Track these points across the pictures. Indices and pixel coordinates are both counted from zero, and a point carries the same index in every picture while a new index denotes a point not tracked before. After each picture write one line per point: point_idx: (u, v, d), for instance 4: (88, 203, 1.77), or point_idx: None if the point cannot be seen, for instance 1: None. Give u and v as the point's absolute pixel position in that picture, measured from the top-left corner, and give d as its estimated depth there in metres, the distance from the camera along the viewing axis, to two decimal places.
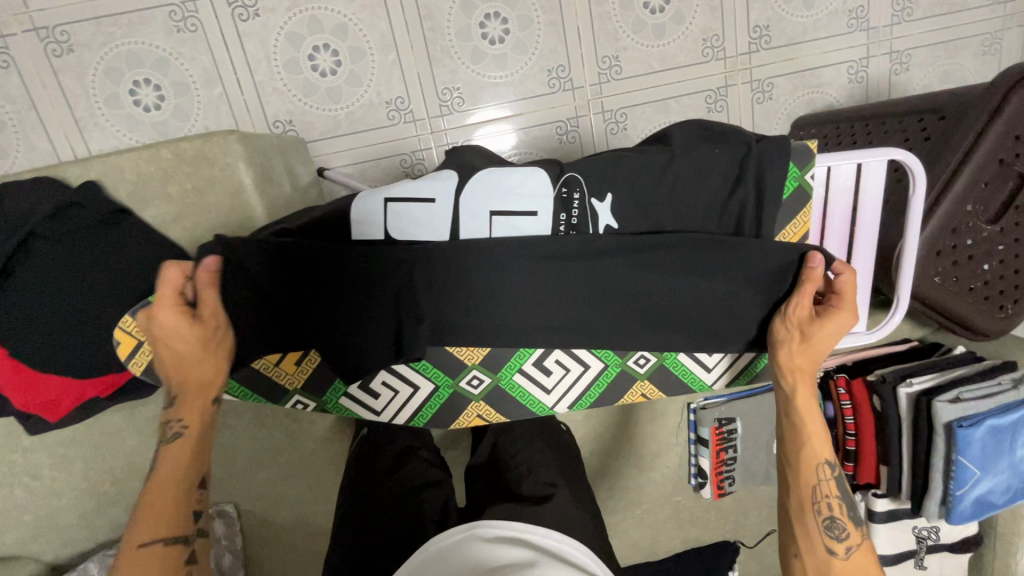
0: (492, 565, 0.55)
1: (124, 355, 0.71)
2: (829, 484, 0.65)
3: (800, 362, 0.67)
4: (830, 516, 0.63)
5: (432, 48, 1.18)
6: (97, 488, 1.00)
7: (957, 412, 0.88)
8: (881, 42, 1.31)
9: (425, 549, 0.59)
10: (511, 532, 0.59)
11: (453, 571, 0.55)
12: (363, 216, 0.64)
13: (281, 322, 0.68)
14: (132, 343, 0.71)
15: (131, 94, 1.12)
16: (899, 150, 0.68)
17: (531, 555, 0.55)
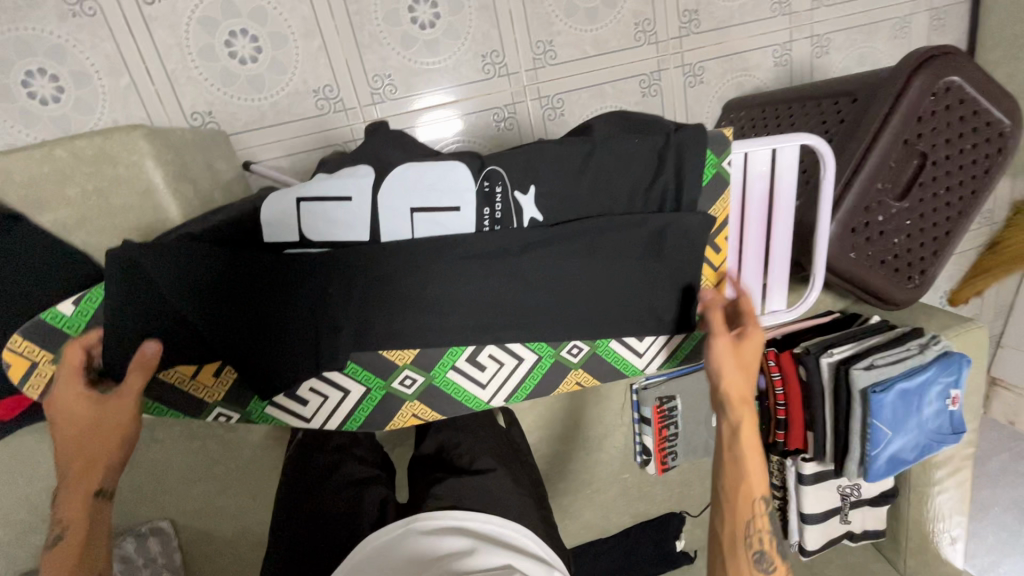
0: (433, 559, 0.54)
1: (16, 378, 0.67)
2: (760, 517, 0.67)
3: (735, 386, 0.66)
4: (762, 550, 0.65)
5: (359, 34, 1.14)
6: (13, 516, 0.93)
7: (871, 378, 0.94)
8: (803, 26, 1.36)
9: (359, 549, 0.57)
10: (450, 520, 0.58)
11: (391, 568, 0.54)
12: (277, 218, 0.62)
13: (189, 335, 0.64)
14: (24, 365, 0.66)
15: (23, 85, 1.02)
16: (811, 134, 0.70)
17: (471, 543, 0.55)
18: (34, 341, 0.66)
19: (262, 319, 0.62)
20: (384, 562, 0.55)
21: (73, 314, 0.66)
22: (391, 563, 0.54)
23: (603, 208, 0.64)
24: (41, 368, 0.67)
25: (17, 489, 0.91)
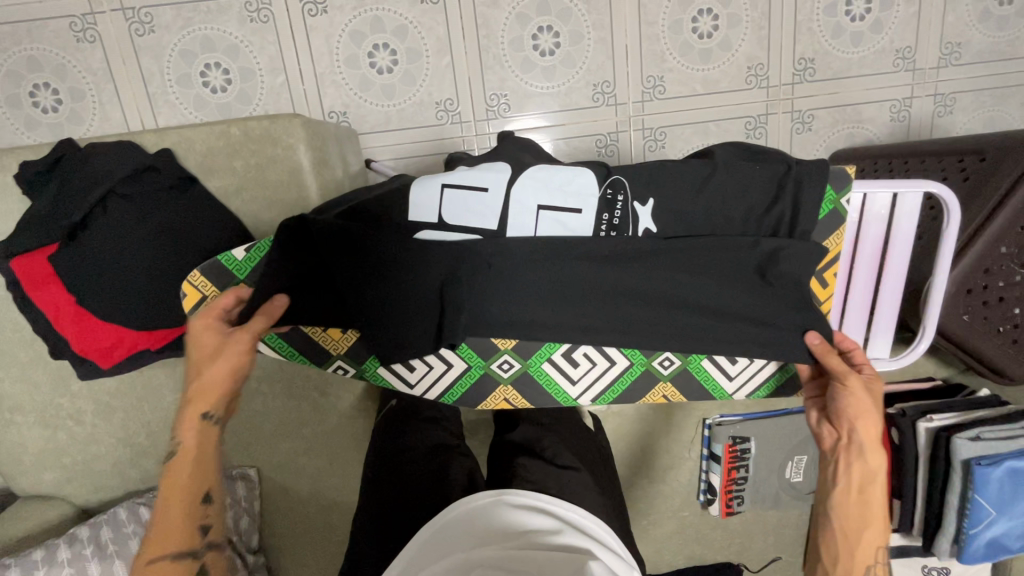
0: (521, 531, 0.59)
1: (188, 308, 0.77)
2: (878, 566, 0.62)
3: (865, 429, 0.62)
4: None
5: (485, 55, 1.24)
6: (131, 439, 1.05)
7: (977, 451, 0.88)
8: (926, 84, 1.32)
9: (454, 508, 0.64)
10: (538, 501, 0.63)
11: (481, 528, 0.60)
12: (420, 201, 0.70)
13: (329, 296, 0.74)
14: (196, 297, 0.77)
15: (201, 75, 1.20)
16: (940, 184, 0.69)
17: (556, 524, 0.60)
18: (209, 277, 0.77)
19: (390, 287, 0.68)
20: (476, 524, 0.61)
21: (243, 259, 0.77)
22: (482, 526, 0.61)
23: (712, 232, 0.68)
24: (209, 302, 0.77)
25: (140, 415, 1.04)
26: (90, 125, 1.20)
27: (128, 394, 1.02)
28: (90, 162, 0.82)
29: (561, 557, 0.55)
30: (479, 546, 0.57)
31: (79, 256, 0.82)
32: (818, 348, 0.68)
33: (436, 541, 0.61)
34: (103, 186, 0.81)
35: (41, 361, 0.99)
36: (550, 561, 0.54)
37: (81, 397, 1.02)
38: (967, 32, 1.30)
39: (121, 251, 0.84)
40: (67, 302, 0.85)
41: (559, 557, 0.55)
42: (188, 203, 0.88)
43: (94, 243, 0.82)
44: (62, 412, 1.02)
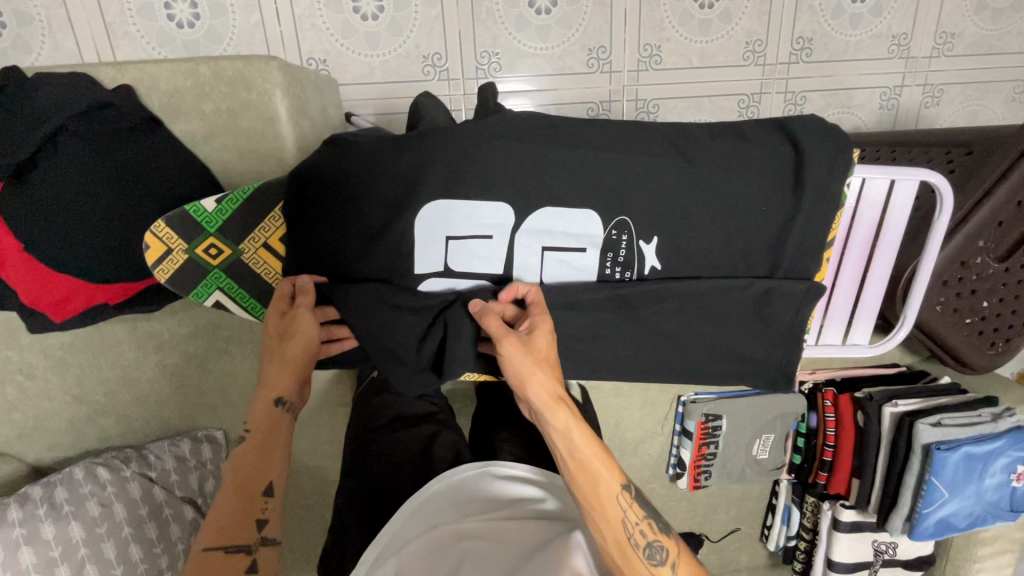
0: (508, 504, 0.62)
1: (151, 261, 0.70)
2: (632, 509, 0.58)
3: (550, 389, 0.58)
4: (649, 544, 0.57)
5: (477, 9, 1.17)
6: (88, 397, 1.00)
7: (937, 435, 0.91)
8: (917, 73, 1.32)
9: (442, 479, 0.64)
10: (523, 471, 0.65)
11: (470, 503, 0.62)
12: (423, 253, 0.62)
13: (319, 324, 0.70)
14: (160, 249, 0.70)
15: (166, 7, 1.09)
16: (935, 171, 0.69)
17: (540, 494, 0.63)
18: (174, 228, 0.70)
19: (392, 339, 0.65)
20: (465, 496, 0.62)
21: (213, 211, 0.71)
22: (470, 498, 0.62)
23: (716, 220, 0.63)
24: (176, 254, 0.70)
25: (97, 372, 0.98)
26: (39, 54, 1.10)
27: (83, 349, 0.96)
28: (38, 95, 0.74)
29: (547, 530, 0.58)
30: (468, 517, 0.59)
31: (30, 199, 0.76)
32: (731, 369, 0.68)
33: (422, 510, 0.61)
34: (53, 122, 0.74)
35: None
36: (535, 534, 0.57)
37: (32, 350, 0.95)
38: (962, 23, 1.29)
39: (75, 196, 0.77)
40: (12, 247, 0.78)
41: (544, 526, 0.58)
42: (153, 147, 0.81)
43: (43, 184, 0.76)
44: (12, 366, 0.96)
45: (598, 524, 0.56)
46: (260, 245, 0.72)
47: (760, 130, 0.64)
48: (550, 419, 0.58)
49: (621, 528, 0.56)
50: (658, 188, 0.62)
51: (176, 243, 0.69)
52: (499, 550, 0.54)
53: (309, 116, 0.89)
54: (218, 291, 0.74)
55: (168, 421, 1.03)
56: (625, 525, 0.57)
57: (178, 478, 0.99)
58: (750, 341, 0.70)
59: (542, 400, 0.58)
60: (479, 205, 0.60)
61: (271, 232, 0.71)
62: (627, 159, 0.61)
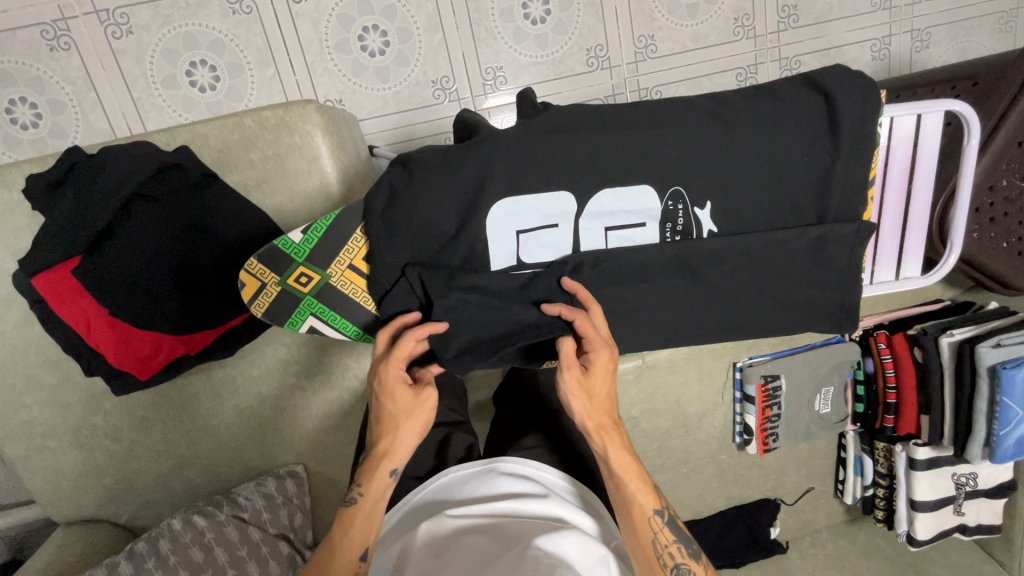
0: (509, 495, 0.69)
1: (247, 298, 0.72)
2: (664, 532, 0.65)
3: (596, 422, 0.67)
4: (677, 566, 0.63)
5: (476, 29, 1.22)
6: (171, 452, 1.03)
7: (1000, 355, 0.95)
8: (903, 21, 1.36)
9: (449, 474, 0.74)
10: (522, 469, 0.73)
11: (471, 496, 0.70)
12: (494, 249, 0.69)
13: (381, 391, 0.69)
14: (255, 286, 0.71)
15: (187, 74, 1.15)
16: (960, 100, 0.72)
17: (538, 489, 0.70)
18: (266, 264, 0.71)
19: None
20: (467, 488, 0.71)
21: (300, 241, 0.71)
22: (472, 491, 0.71)
23: (761, 178, 0.68)
24: (269, 288, 0.72)
25: (177, 426, 1.01)
26: (74, 138, 1.16)
27: (163, 406, 1.00)
28: (106, 168, 0.80)
29: (539, 522, 0.64)
30: (470, 506, 0.68)
31: (109, 265, 0.81)
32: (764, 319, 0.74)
33: (431, 502, 0.72)
34: (126, 190, 0.80)
35: (70, 382, 0.96)
36: (529, 525, 0.64)
37: (115, 414, 0.99)
38: None
39: (151, 255, 0.83)
40: (97, 313, 0.83)
41: (535, 521, 0.65)
42: (213, 200, 0.85)
43: (121, 248, 0.81)
44: (98, 432, 1.00)
45: (633, 538, 0.65)
46: (347, 266, 0.71)
47: (789, 86, 0.68)
48: (595, 445, 0.67)
49: (649, 549, 0.63)
50: (703, 156, 0.66)
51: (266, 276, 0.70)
52: (494, 542, 0.62)
53: (347, 151, 0.94)
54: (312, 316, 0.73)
55: (250, 462, 1.06)
56: (653, 544, 0.64)
57: (269, 516, 1.01)
58: (811, 287, 0.73)
59: (585, 430, 0.67)
60: (542, 196, 0.66)
61: (355, 253, 0.71)
62: (671, 134, 0.65)
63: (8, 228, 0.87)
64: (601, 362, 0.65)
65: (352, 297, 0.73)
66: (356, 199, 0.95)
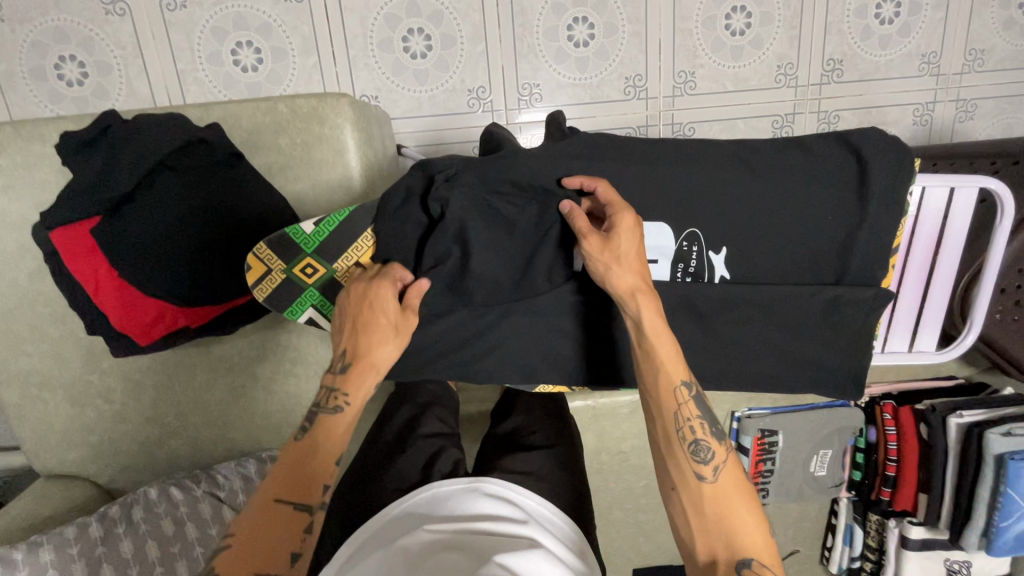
0: (490, 517, 0.67)
1: (250, 281, 0.71)
2: (688, 406, 0.62)
3: (632, 281, 0.61)
4: (695, 439, 0.61)
5: (519, 43, 1.23)
6: (160, 419, 1.03)
7: (1010, 445, 0.91)
8: (949, 89, 1.35)
9: (431, 488, 0.72)
10: (508, 492, 0.71)
11: (453, 514, 0.68)
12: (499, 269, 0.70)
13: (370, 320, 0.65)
14: (258, 268, 0.71)
15: (232, 54, 1.18)
16: (996, 179, 0.71)
17: (522, 515, 0.68)
18: (274, 249, 0.70)
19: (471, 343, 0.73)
20: (448, 507, 0.69)
21: (311, 232, 0.70)
22: (454, 508, 0.69)
23: (780, 232, 0.67)
24: (274, 274, 0.71)
25: (169, 395, 1.02)
26: (115, 100, 1.19)
27: (159, 373, 1.00)
28: (139, 135, 0.82)
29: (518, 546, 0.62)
30: (450, 524, 0.66)
31: (125, 228, 0.82)
32: (766, 371, 0.73)
33: (410, 514, 0.69)
34: (153, 158, 0.81)
35: (72, 337, 0.97)
36: (509, 547, 0.62)
37: (111, 374, 1.00)
38: (991, 40, 1.32)
39: (170, 225, 0.84)
40: (107, 274, 0.84)
41: (515, 543, 0.63)
42: (235, 180, 0.86)
43: (139, 213, 0.82)
44: (92, 390, 1.00)
45: (653, 408, 0.62)
46: (354, 263, 0.71)
47: (820, 142, 0.67)
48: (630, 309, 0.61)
49: (670, 419, 0.61)
50: (723, 202, 0.66)
51: (271, 261, 0.70)
52: (471, 558, 0.60)
53: (375, 147, 0.95)
54: (312, 308, 0.73)
55: (235, 441, 1.06)
56: (675, 416, 0.61)
57: (245, 498, 0.99)
58: (820, 347, 0.72)
59: (623, 292, 0.61)
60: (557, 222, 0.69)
61: (363, 249, 0.71)
62: (693, 174, 0.66)
63: (37, 180, 0.89)
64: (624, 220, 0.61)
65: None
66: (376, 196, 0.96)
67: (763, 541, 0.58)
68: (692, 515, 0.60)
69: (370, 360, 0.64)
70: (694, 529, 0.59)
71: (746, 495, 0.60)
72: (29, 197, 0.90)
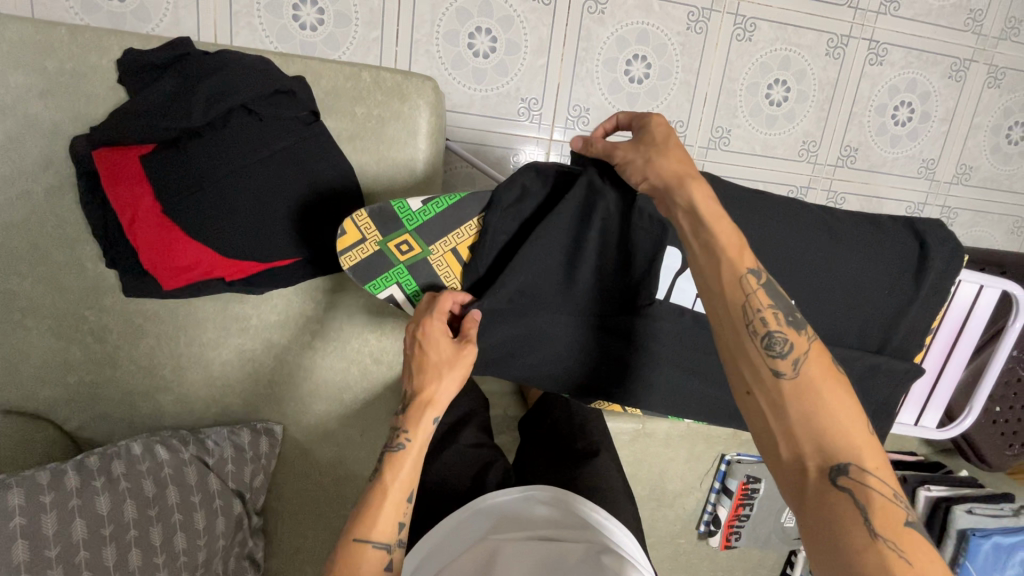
0: (549, 521, 0.70)
1: (340, 248, 0.72)
2: (758, 295, 0.58)
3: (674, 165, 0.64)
4: (768, 331, 0.57)
5: (580, 66, 1.26)
6: (152, 370, 0.96)
7: (972, 521, 1.01)
8: (939, 194, 1.50)
9: (485, 497, 0.74)
10: (564, 498, 0.73)
11: (512, 517, 0.70)
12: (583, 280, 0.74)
13: (427, 358, 0.68)
14: (355, 237, 0.71)
15: (294, 9, 1.14)
16: (1015, 283, 0.80)
17: (582, 517, 0.70)
18: (373, 220, 0.71)
19: (544, 347, 0.76)
20: (505, 511, 0.71)
21: (416, 210, 0.71)
22: (511, 511, 0.71)
23: (840, 297, 0.72)
24: (366, 246, 0.72)
25: (169, 346, 0.95)
26: (156, 26, 1.11)
27: (165, 321, 0.94)
28: (218, 72, 0.78)
29: (584, 541, 0.65)
30: (513, 525, 0.68)
31: (184, 166, 0.78)
32: None
33: (470, 520, 0.71)
34: (235, 98, 0.77)
35: (77, 265, 0.89)
36: (576, 542, 0.64)
37: (110, 313, 0.92)
38: (980, 159, 1.48)
39: (230, 170, 0.79)
40: (150, 208, 0.79)
41: (582, 541, 0.65)
42: (311, 139, 0.83)
43: (199, 151, 0.78)
44: (84, 326, 0.92)
45: (721, 308, 0.59)
46: (449, 249, 0.73)
47: (886, 221, 0.73)
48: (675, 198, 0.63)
49: (739, 314, 0.58)
50: (798, 259, 0.71)
51: (368, 233, 0.71)
52: (540, 550, 0.62)
53: (444, 135, 0.94)
54: (395, 285, 0.75)
55: (230, 407, 1.00)
56: (744, 307, 0.58)
57: (233, 469, 0.94)
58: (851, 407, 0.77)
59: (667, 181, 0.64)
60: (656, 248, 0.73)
61: (463, 239, 0.72)
62: (777, 228, 0.70)
63: (81, 93, 0.82)
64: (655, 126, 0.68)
65: (441, 280, 0.75)
66: (436, 185, 0.95)
67: (862, 438, 0.53)
68: (773, 416, 0.55)
69: (428, 396, 0.67)
70: (776, 432, 0.55)
71: (830, 383, 0.56)
72: (68, 108, 0.83)
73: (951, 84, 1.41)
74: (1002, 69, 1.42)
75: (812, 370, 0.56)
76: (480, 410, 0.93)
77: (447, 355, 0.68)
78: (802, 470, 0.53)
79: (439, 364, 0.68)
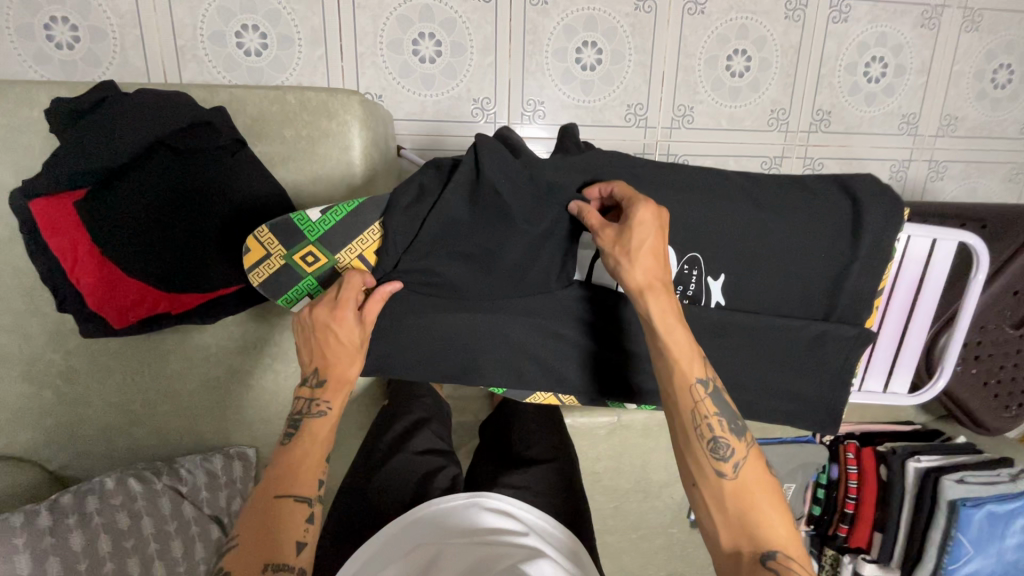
0: (492, 530, 0.70)
1: (248, 265, 0.73)
2: (705, 403, 0.60)
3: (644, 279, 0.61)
4: (714, 438, 0.59)
5: (529, 60, 1.24)
6: (124, 406, 0.98)
7: (962, 492, 0.98)
8: (924, 149, 1.43)
9: (433, 503, 0.74)
10: (509, 506, 0.74)
11: (456, 527, 0.71)
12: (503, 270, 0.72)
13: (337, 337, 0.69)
14: (260, 254, 0.72)
15: (236, 36, 1.14)
16: (974, 234, 0.76)
17: (522, 528, 0.71)
18: (276, 235, 0.72)
19: (473, 348, 0.76)
20: (451, 520, 0.72)
21: (317, 220, 0.71)
22: (457, 522, 0.72)
23: (773, 273, 0.70)
24: (272, 260, 0.73)
25: (137, 381, 0.97)
26: (106, 69, 1.13)
27: (130, 357, 0.96)
28: (137, 110, 0.79)
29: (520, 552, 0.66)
30: (455, 536, 0.69)
31: (114, 206, 0.79)
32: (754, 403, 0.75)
33: (416, 525, 0.71)
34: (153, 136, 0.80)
35: (40, 312, 0.92)
36: (512, 554, 0.65)
37: (77, 354, 0.95)
38: (965, 108, 1.41)
39: (159, 205, 0.81)
40: (87, 250, 0.81)
41: (519, 552, 0.66)
42: (237, 166, 0.84)
43: (125, 189, 0.79)
44: (53, 369, 0.95)
45: (671, 411, 0.61)
46: (356, 256, 0.72)
47: (820, 189, 0.70)
48: (637, 303, 0.62)
49: (688, 420, 0.60)
50: (725, 236, 0.69)
51: (270, 250, 0.71)
52: (477, 559, 0.64)
53: (380, 148, 0.94)
54: (307, 296, 0.76)
55: (203, 434, 1.02)
56: (692, 415, 0.60)
57: (208, 494, 0.97)
58: (803, 380, 0.75)
59: (632, 289, 0.62)
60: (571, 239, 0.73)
61: (367, 245, 0.72)
62: (697, 205, 0.68)
63: (21, 146, 0.85)
64: (640, 221, 0.61)
65: None
66: (377, 197, 0.95)
67: (786, 532, 0.56)
68: (714, 511, 0.58)
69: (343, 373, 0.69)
70: (717, 524, 0.58)
71: (762, 481, 0.59)
72: (10, 161, 0.85)
73: (924, 33, 1.34)
74: (978, 11, 1.34)
75: (750, 472, 0.59)
76: (436, 416, 0.95)
77: (355, 334, 0.69)
78: (737, 557, 0.56)
79: (349, 342, 0.69)
